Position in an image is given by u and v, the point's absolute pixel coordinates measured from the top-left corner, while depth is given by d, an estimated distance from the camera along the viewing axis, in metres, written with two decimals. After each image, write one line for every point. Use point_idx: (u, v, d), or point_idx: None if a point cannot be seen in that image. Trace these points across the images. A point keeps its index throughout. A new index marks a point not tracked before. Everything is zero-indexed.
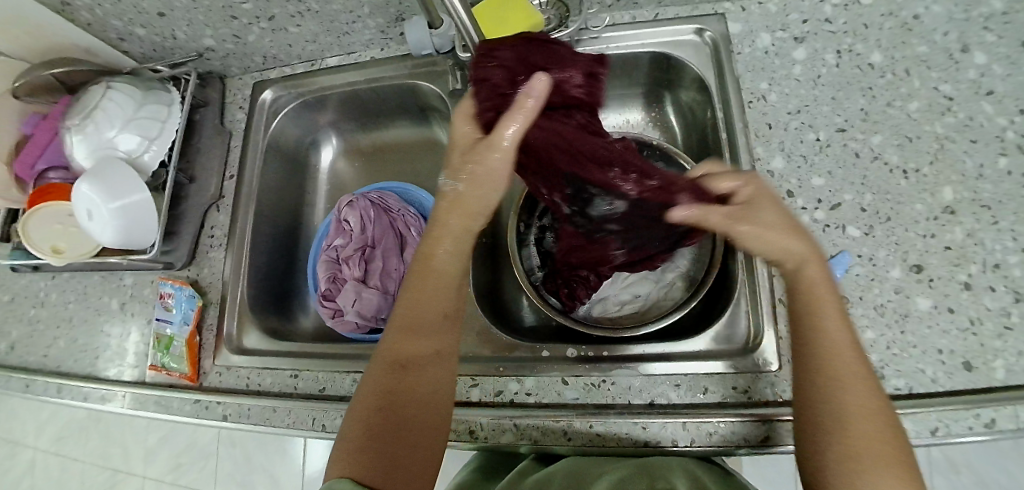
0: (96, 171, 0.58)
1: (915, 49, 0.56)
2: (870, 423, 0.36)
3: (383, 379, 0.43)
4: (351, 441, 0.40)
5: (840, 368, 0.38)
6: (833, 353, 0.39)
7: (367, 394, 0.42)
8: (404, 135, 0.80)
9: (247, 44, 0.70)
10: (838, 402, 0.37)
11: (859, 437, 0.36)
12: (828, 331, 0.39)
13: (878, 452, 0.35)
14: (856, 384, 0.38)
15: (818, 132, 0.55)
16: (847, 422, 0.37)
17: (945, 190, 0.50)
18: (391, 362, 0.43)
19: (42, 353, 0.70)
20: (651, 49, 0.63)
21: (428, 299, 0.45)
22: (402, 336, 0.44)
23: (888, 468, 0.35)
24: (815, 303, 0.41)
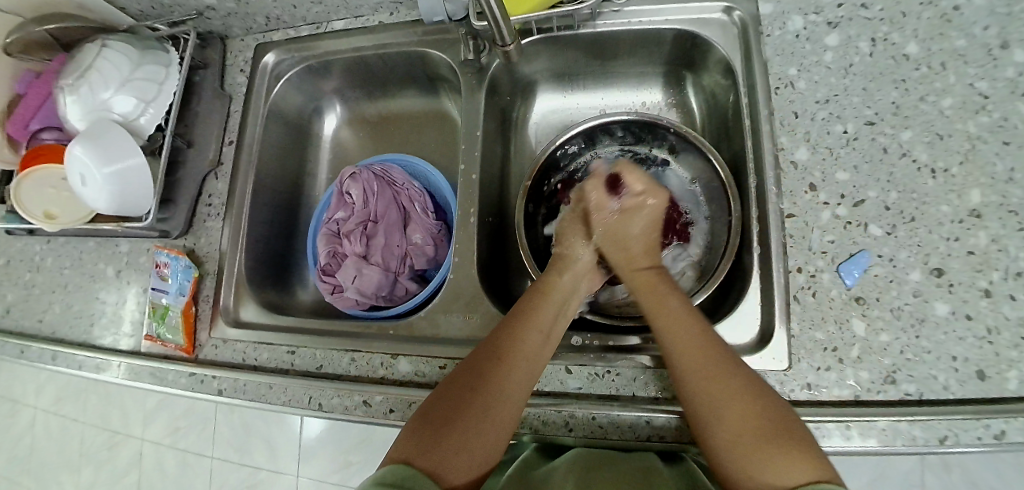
0: (90, 133, 0.56)
1: (954, 42, 0.53)
2: (741, 404, 0.40)
3: (477, 368, 0.45)
4: (422, 420, 0.42)
5: (695, 367, 0.42)
6: (691, 351, 0.44)
7: (456, 377, 0.44)
8: (413, 106, 0.78)
9: (249, 4, 0.66)
10: (704, 398, 0.41)
11: (729, 423, 0.39)
12: (676, 331, 0.45)
13: (754, 435, 0.38)
14: (718, 373, 0.42)
15: (846, 124, 0.53)
16: (714, 412, 0.40)
17: (973, 193, 0.48)
18: (482, 356, 0.45)
19: (37, 318, 0.69)
20: (675, 27, 0.60)
21: (536, 314, 0.48)
22: (505, 337, 0.46)
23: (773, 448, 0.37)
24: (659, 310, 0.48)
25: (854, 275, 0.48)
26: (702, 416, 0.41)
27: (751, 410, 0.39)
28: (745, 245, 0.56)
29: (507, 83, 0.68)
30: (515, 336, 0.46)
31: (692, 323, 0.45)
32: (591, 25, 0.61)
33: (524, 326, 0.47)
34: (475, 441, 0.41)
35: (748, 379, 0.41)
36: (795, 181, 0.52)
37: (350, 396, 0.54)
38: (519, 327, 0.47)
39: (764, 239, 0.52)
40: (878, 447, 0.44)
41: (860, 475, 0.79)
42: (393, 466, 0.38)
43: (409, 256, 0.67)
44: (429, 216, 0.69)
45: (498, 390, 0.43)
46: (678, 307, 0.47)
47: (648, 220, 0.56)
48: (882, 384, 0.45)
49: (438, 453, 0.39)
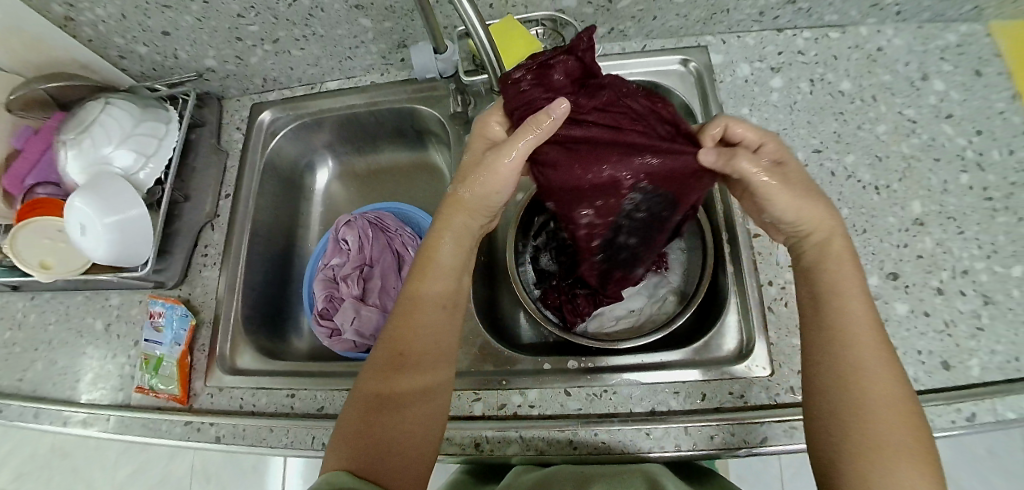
0: (93, 186, 0.58)
1: (880, 78, 0.62)
2: (892, 407, 0.37)
3: (384, 370, 0.44)
4: (348, 432, 0.42)
5: (862, 359, 0.39)
6: (858, 343, 0.40)
7: (366, 387, 0.44)
8: (400, 159, 0.82)
9: (249, 66, 0.71)
10: (860, 397, 0.38)
11: (880, 426, 0.37)
12: (856, 312, 0.41)
13: (901, 439, 0.36)
14: (881, 373, 0.39)
15: (796, 152, 0.60)
16: (875, 414, 0.37)
17: (914, 204, 0.55)
18: (390, 351, 0.45)
19: (16, 377, 0.66)
20: (639, 79, 0.68)
21: (427, 296, 0.47)
22: (402, 326, 0.46)
23: (904, 452, 0.36)
24: (837, 289, 0.42)
25: None
26: (851, 408, 0.38)
27: (898, 414, 0.37)
28: (722, 269, 0.59)
29: None
30: (413, 321, 0.46)
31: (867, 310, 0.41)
32: None
33: (419, 309, 0.46)
34: (408, 433, 0.42)
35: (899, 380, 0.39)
36: None
37: None
38: (409, 312, 0.47)
39: (737, 257, 0.57)
40: None
41: None
42: (337, 473, 0.38)
43: None
44: None
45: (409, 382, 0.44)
46: (848, 279, 0.43)
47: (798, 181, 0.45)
48: None
49: (377, 458, 0.40)
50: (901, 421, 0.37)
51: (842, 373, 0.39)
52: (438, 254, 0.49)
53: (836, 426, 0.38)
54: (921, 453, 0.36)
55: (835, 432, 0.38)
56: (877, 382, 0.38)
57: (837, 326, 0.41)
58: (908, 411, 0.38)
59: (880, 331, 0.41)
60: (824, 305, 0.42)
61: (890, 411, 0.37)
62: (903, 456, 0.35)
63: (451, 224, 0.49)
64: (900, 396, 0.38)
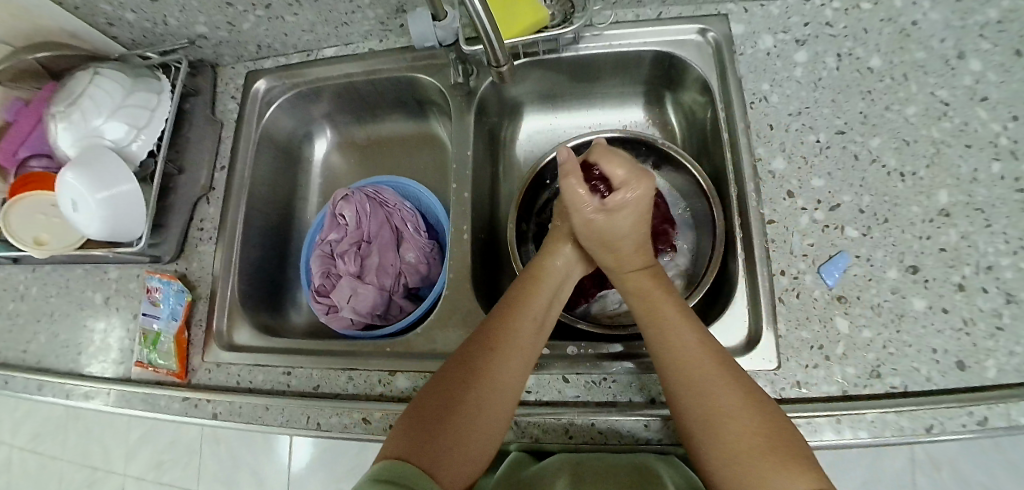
0: (83, 160, 0.56)
1: (914, 55, 0.57)
2: (741, 418, 0.39)
3: (469, 366, 0.44)
4: (416, 418, 0.42)
5: (711, 379, 0.41)
6: (686, 366, 0.43)
7: (449, 378, 0.44)
8: (402, 129, 0.79)
9: (242, 32, 0.68)
10: (707, 404, 0.40)
11: (732, 437, 0.39)
12: (670, 339, 0.45)
13: (756, 449, 0.37)
14: (722, 390, 0.41)
15: (818, 134, 0.56)
16: (721, 427, 0.39)
17: (940, 193, 0.51)
18: (475, 347, 0.46)
19: (21, 348, 0.67)
20: (653, 48, 0.64)
21: (527, 308, 0.48)
22: (498, 326, 0.47)
23: (771, 458, 0.37)
24: (664, 324, 0.46)
25: (835, 276, 0.50)
26: (705, 433, 0.40)
27: (750, 423, 0.39)
28: (732, 254, 0.57)
29: (496, 103, 0.70)
30: (508, 325, 0.47)
31: (689, 332, 0.45)
32: (574, 48, 0.64)
33: (515, 314, 0.47)
34: (471, 435, 0.41)
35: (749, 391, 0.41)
36: (773, 189, 0.55)
37: (349, 414, 0.53)
38: (512, 321, 0.47)
39: (748, 244, 0.54)
40: (869, 439, 0.45)
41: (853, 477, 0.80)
42: (399, 458, 0.38)
43: (403, 275, 0.67)
44: (421, 234, 0.70)
45: (492, 386, 0.44)
46: (670, 312, 0.47)
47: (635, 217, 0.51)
48: (869, 378, 0.47)
49: (436, 450, 0.39)
50: (757, 430, 0.38)
51: (681, 397, 0.42)
52: (544, 274, 0.52)
53: (699, 452, 0.41)
54: (787, 454, 0.37)
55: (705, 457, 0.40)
56: (729, 392, 0.41)
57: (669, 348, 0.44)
58: (757, 413, 0.39)
59: (710, 345, 0.44)
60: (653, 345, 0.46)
61: (743, 421, 0.39)
62: (771, 468, 0.36)
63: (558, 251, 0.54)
64: (749, 401, 0.40)
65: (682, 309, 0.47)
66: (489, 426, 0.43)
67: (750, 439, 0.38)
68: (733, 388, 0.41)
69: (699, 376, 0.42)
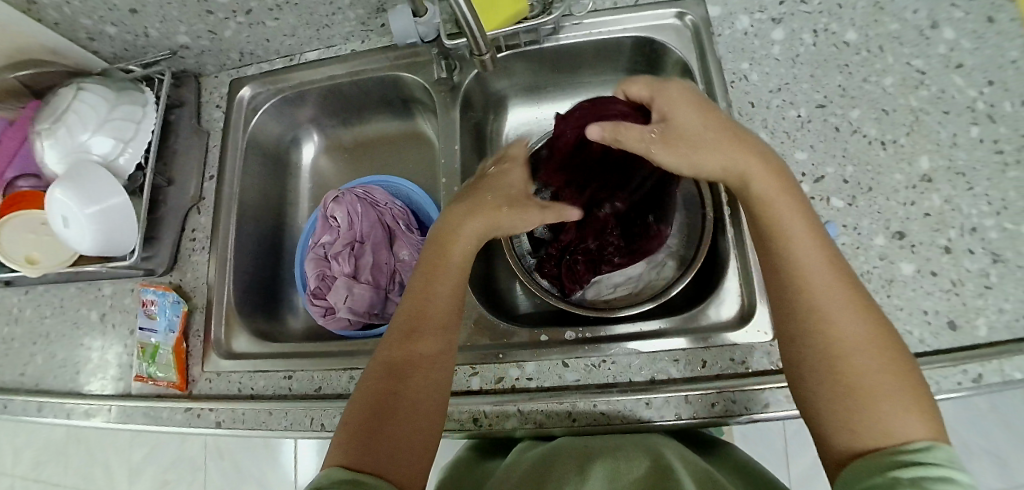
0: (71, 175, 0.56)
1: (888, 27, 0.58)
2: (871, 349, 0.37)
3: (392, 363, 0.44)
4: (349, 430, 0.41)
5: (829, 298, 0.39)
6: (830, 290, 0.39)
7: (374, 379, 0.44)
8: (389, 129, 0.80)
9: (224, 40, 0.68)
10: (825, 331, 0.38)
11: (861, 368, 0.36)
12: (804, 257, 0.41)
13: (880, 378, 0.36)
14: (848, 313, 0.38)
15: (799, 108, 0.56)
16: (845, 352, 0.37)
17: (922, 159, 0.52)
18: (392, 348, 0.45)
19: (18, 371, 0.67)
20: (633, 34, 0.64)
21: (435, 295, 0.48)
22: (408, 320, 0.46)
23: (891, 393, 0.35)
24: (799, 242, 0.41)
25: None
26: (830, 359, 0.37)
27: (880, 355, 0.37)
28: (720, 230, 0.57)
29: (481, 97, 0.71)
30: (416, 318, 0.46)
31: (817, 245, 0.41)
32: (555, 38, 0.65)
33: (424, 305, 0.47)
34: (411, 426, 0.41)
35: (873, 324, 0.38)
36: None
37: None
38: (420, 308, 0.47)
39: (737, 221, 0.55)
40: None
41: None
42: (334, 469, 0.38)
43: (398, 273, 0.68)
44: (413, 231, 0.70)
45: (416, 373, 0.43)
46: (800, 231, 0.42)
47: (699, 115, 0.47)
48: None
49: (374, 448, 0.39)
50: (888, 364, 0.36)
51: (804, 314, 0.39)
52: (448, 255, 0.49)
53: (809, 373, 0.38)
54: (911, 393, 0.35)
55: (809, 385, 0.38)
56: (849, 324, 0.38)
57: (795, 266, 0.41)
58: (891, 344, 0.37)
59: (838, 265, 0.41)
60: (777, 264, 0.42)
61: (869, 352, 0.37)
62: (883, 403, 0.35)
63: (460, 232, 0.50)
64: (872, 331, 0.37)
65: (816, 231, 0.42)
66: (425, 413, 0.42)
67: (872, 372, 0.36)
68: (862, 316, 0.38)
69: (819, 299, 0.39)
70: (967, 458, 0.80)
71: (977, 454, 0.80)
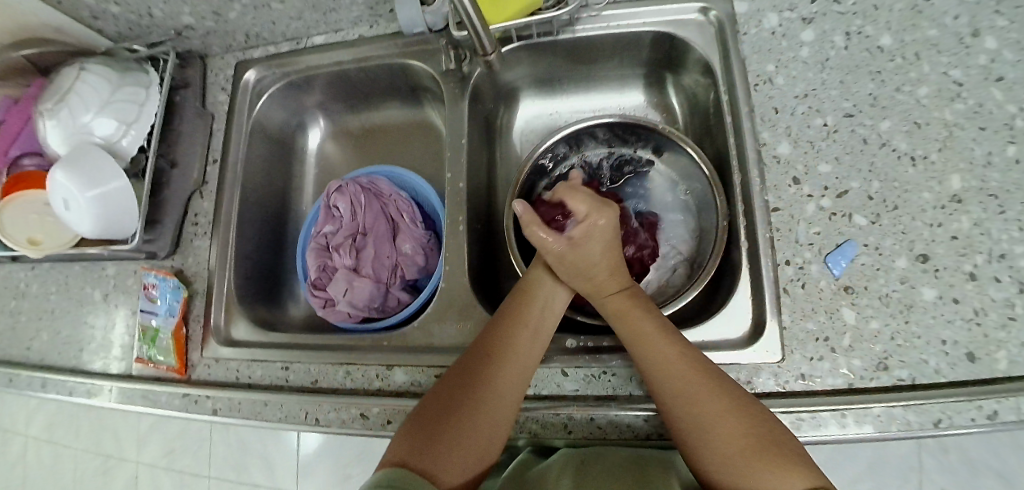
0: (72, 159, 0.55)
1: (927, 32, 0.54)
2: (729, 419, 0.39)
3: (467, 379, 0.44)
4: (416, 423, 0.42)
5: (689, 383, 0.41)
6: (687, 379, 0.41)
7: (445, 386, 0.44)
8: (397, 117, 0.78)
9: (228, 21, 0.66)
10: (695, 412, 0.40)
11: (730, 442, 0.38)
12: (656, 348, 0.44)
13: (754, 446, 0.37)
14: (705, 392, 0.40)
15: (825, 117, 0.53)
16: (713, 427, 0.39)
17: (953, 178, 0.49)
18: (473, 358, 0.46)
19: (25, 345, 0.68)
20: (653, 29, 0.61)
21: (518, 331, 0.47)
22: (495, 342, 0.46)
23: (764, 459, 0.36)
24: (645, 335, 0.45)
25: (841, 264, 0.49)
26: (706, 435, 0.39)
27: (743, 423, 0.38)
28: (733, 239, 0.56)
29: (491, 90, 0.68)
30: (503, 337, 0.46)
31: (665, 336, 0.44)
32: (570, 30, 0.62)
33: (515, 329, 0.47)
34: (468, 443, 0.41)
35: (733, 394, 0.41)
36: (778, 175, 0.53)
37: (347, 409, 0.53)
38: (509, 331, 0.47)
39: (752, 236, 0.53)
40: (874, 433, 0.44)
41: (857, 462, 0.81)
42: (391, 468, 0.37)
43: (400, 266, 0.67)
44: (417, 225, 0.68)
45: (490, 400, 0.43)
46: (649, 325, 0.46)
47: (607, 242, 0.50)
48: (876, 371, 0.45)
49: (434, 451, 0.39)
50: (748, 427, 0.38)
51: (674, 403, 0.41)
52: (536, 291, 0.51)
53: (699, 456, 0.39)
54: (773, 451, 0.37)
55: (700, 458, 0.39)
56: (708, 400, 0.40)
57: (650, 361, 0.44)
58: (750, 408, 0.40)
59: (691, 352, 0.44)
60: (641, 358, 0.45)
61: (729, 424, 0.39)
62: (768, 471, 0.36)
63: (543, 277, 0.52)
64: (731, 401, 0.40)
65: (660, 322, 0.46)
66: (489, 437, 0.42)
67: (744, 442, 0.38)
68: (720, 391, 0.40)
69: (678, 385, 0.42)
70: (974, 477, 0.78)
71: (985, 474, 0.78)
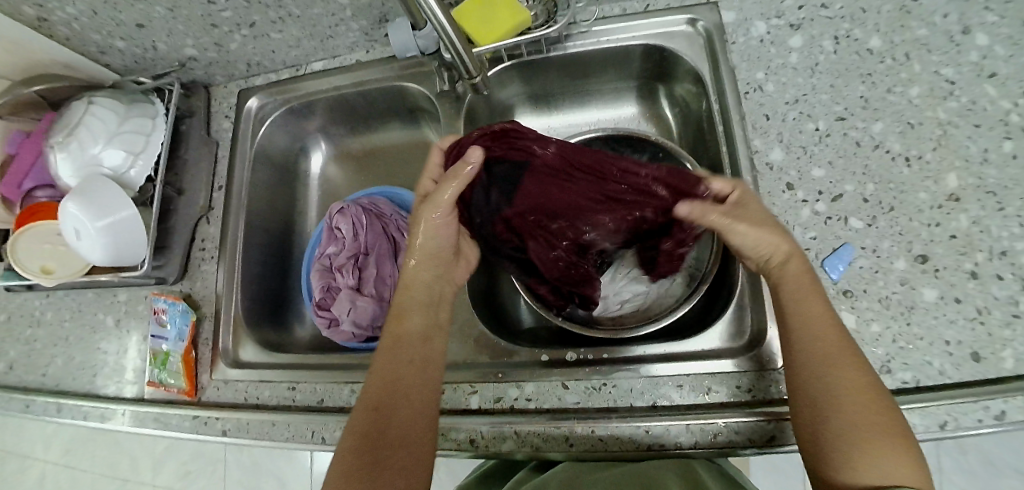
0: (80, 189, 0.56)
1: (915, 33, 0.54)
2: (867, 398, 0.39)
3: (379, 390, 0.47)
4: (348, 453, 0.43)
5: (835, 355, 0.40)
6: (830, 348, 0.41)
7: (361, 408, 0.46)
8: (395, 138, 0.79)
9: (230, 52, 0.68)
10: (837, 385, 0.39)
11: (862, 419, 0.38)
12: (808, 314, 0.42)
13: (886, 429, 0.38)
14: (849, 367, 0.40)
15: (817, 121, 0.54)
16: (852, 401, 0.39)
17: (949, 177, 0.49)
18: (378, 379, 0.47)
19: (40, 372, 0.70)
20: (643, 42, 0.62)
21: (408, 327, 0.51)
22: (388, 355, 0.49)
23: (893, 446, 0.37)
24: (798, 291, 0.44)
25: (839, 268, 0.49)
26: (834, 418, 0.38)
27: (879, 408, 0.38)
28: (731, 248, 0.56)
29: (486, 108, 0.70)
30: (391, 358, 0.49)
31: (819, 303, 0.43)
32: (561, 47, 0.63)
33: (400, 345, 0.50)
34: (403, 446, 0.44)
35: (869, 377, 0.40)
36: (772, 181, 0.53)
37: None
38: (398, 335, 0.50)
39: None
40: None
41: None
42: None
43: None
44: None
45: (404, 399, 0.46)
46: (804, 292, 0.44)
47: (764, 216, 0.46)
48: (879, 374, 0.45)
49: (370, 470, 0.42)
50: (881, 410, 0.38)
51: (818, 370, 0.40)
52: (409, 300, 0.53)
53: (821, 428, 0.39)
54: (899, 437, 0.37)
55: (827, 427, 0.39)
56: (850, 377, 0.39)
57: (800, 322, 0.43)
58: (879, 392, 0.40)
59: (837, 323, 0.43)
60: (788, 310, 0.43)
61: (866, 403, 0.38)
62: (894, 458, 0.36)
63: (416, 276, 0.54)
64: (870, 383, 0.40)
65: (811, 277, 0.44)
66: (417, 431, 0.45)
67: (873, 424, 0.38)
68: (862, 372, 0.40)
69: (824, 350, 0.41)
70: (995, 478, 0.76)
71: (1007, 474, 0.76)
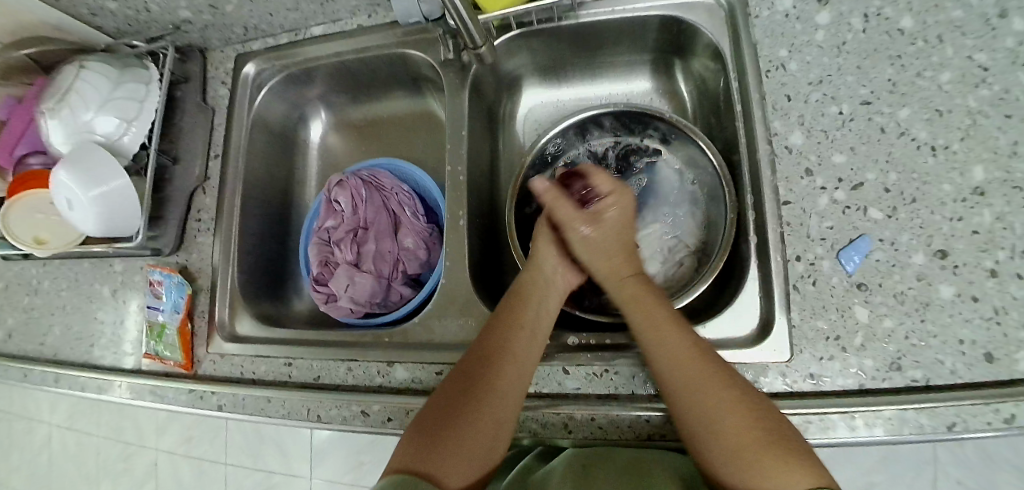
0: (76, 157, 0.55)
1: (950, 13, 0.51)
2: (734, 410, 0.39)
3: (470, 373, 0.45)
4: (424, 424, 0.42)
5: (691, 373, 0.41)
6: (682, 365, 0.42)
7: (451, 383, 0.44)
8: (398, 109, 0.76)
9: (226, 14, 0.65)
10: (693, 407, 0.40)
11: (731, 432, 0.38)
12: (654, 335, 0.44)
13: (761, 437, 0.37)
14: (710, 387, 0.40)
15: (841, 104, 0.51)
16: (720, 418, 0.39)
17: (975, 169, 0.47)
18: (472, 362, 0.46)
19: (39, 341, 0.70)
20: (660, 13, 0.59)
21: (518, 315, 0.48)
22: (493, 339, 0.47)
23: (768, 455, 0.36)
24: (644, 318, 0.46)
25: (855, 261, 0.47)
26: (708, 433, 0.39)
27: (749, 418, 0.38)
28: (743, 233, 0.54)
29: (492, 81, 0.67)
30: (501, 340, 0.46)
31: (671, 324, 0.45)
32: (574, 16, 0.60)
33: (516, 326, 0.47)
34: (477, 437, 0.41)
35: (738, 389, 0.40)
36: (790, 167, 0.51)
37: (348, 407, 0.53)
38: (505, 323, 0.48)
39: (761, 231, 0.51)
40: (886, 436, 0.43)
41: (871, 457, 0.79)
42: (396, 474, 0.38)
43: (402, 261, 0.66)
44: (419, 219, 0.68)
45: (497, 388, 0.43)
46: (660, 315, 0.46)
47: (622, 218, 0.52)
48: (888, 371, 0.44)
49: (440, 453, 0.40)
50: (754, 420, 0.38)
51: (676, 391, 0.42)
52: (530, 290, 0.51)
53: (705, 453, 0.39)
54: (772, 443, 0.37)
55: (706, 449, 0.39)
56: (714, 395, 0.40)
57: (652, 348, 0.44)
58: (751, 401, 0.39)
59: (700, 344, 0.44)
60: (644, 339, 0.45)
61: (736, 415, 0.38)
62: (778, 468, 0.35)
63: (544, 263, 0.53)
64: (734, 395, 0.40)
65: (660, 299, 0.48)
66: (499, 423, 0.43)
67: (738, 436, 0.38)
68: (727, 385, 0.40)
69: (670, 371, 0.42)
70: (990, 472, 0.76)
71: (1003, 469, 0.76)
